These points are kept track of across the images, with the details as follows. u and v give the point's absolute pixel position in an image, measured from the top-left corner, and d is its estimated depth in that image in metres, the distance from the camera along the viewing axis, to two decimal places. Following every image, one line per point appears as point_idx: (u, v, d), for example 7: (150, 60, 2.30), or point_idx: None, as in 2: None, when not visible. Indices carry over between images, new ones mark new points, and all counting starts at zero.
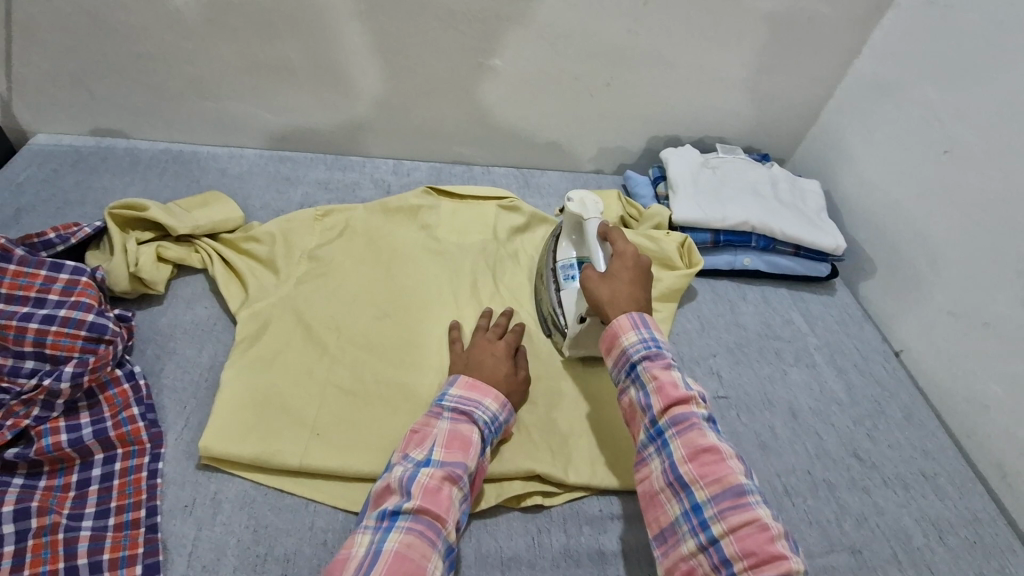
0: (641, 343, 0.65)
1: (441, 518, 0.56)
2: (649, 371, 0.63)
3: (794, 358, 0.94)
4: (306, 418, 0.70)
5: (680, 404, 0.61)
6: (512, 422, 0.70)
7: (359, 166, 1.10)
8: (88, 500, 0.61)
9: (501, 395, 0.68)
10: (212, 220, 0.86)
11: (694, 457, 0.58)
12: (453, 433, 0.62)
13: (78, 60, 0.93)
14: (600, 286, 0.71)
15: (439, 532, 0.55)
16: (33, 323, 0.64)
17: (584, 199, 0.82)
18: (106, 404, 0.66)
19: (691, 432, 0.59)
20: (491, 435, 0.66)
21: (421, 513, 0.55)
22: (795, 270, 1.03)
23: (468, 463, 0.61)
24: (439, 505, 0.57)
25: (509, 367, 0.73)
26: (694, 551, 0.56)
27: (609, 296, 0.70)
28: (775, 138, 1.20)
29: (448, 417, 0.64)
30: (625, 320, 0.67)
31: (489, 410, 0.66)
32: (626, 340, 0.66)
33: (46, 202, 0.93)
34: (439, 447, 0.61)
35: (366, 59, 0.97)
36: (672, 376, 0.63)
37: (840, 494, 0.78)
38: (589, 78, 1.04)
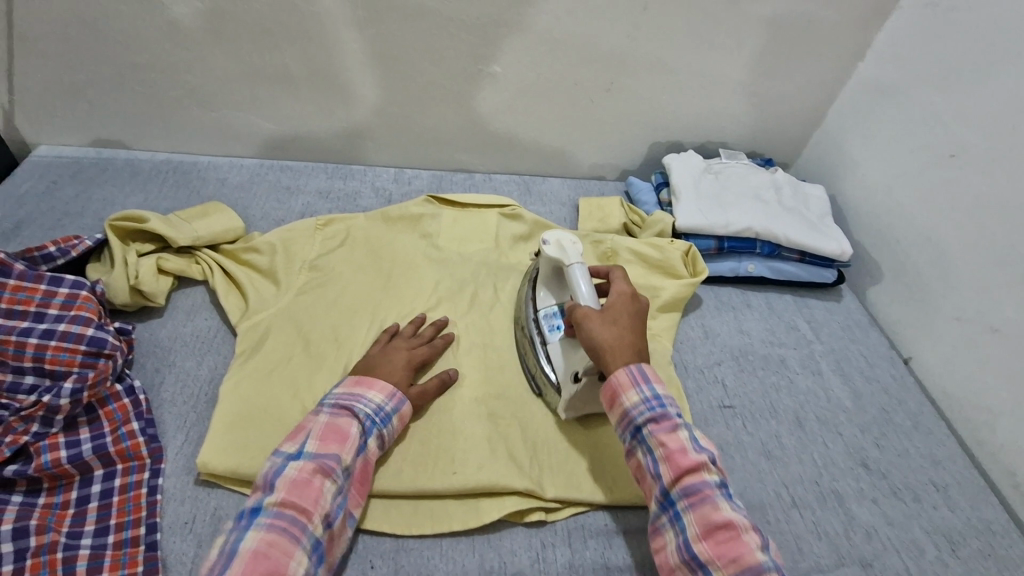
0: (653, 406, 0.63)
1: (309, 512, 0.56)
2: (655, 424, 0.62)
3: (800, 365, 0.92)
4: None
5: (693, 474, 0.60)
6: (408, 413, 0.70)
7: (360, 174, 1.10)
8: (87, 517, 0.60)
9: (388, 385, 0.69)
10: (213, 231, 0.86)
11: (681, 476, 0.60)
12: (328, 426, 0.62)
13: (78, 71, 0.93)
14: (602, 326, 0.68)
15: (303, 527, 0.55)
16: (33, 339, 0.64)
17: (560, 240, 0.75)
18: (105, 419, 0.65)
19: (705, 507, 0.57)
20: (377, 427, 0.66)
21: (283, 508, 0.55)
22: (799, 275, 1.02)
23: (343, 456, 0.61)
24: (305, 499, 0.57)
25: (406, 369, 0.73)
26: (680, 563, 0.58)
27: (611, 341, 0.67)
28: (779, 142, 1.19)
29: (326, 411, 0.64)
30: (624, 375, 0.65)
31: (372, 403, 0.66)
32: (636, 389, 0.64)
33: (46, 214, 0.93)
34: (313, 440, 0.61)
35: (366, 67, 0.97)
36: (682, 442, 0.61)
37: (849, 504, 0.77)
38: (590, 83, 1.04)
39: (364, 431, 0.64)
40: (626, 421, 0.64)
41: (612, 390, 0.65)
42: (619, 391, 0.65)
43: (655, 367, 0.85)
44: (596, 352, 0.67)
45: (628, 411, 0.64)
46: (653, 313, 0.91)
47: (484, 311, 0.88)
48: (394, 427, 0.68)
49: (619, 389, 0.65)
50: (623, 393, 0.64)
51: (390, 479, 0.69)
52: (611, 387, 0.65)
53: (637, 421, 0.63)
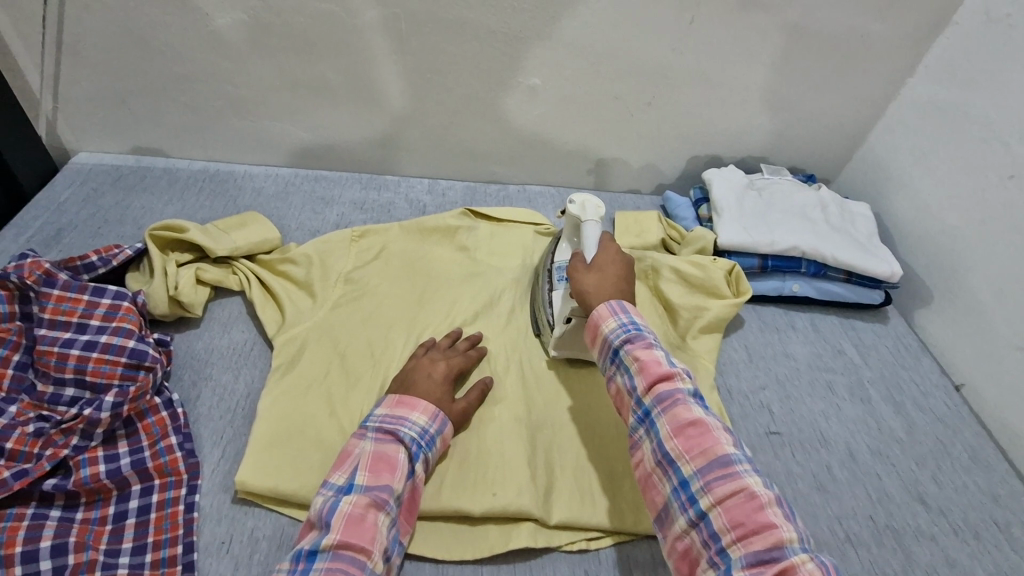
0: (629, 328, 0.64)
1: (367, 550, 0.55)
2: (631, 343, 0.63)
3: (848, 392, 0.89)
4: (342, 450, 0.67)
5: (666, 381, 0.60)
6: (450, 433, 0.69)
7: (395, 186, 1.09)
8: (124, 534, 0.59)
9: (429, 405, 0.67)
10: (251, 241, 0.85)
11: (680, 430, 0.57)
12: (377, 455, 0.61)
13: (122, 80, 0.94)
14: (585, 275, 0.72)
15: (363, 566, 0.54)
16: (75, 350, 0.64)
17: (586, 200, 0.79)
18: (143, 433, 0.64)
19: (676, 407, 0.58)
20: (423, 451, 0.65)
21: (341, 549, 0.54)
22: (846, 297, 0.99)
23: (395, 486, 0.60)
24: (362, 536, 0.56)
25: (445, 391, 0.70)
26: (687, 528, 0.54)
27: (594, 291, 0.70)
28: (822, 158, 1.16)
29: (371, 438, 0.63)
30: (603, 309, 0.67)
31: (417, 425, 0.65)
32: (615, 317, 0.66)
33: (86, 221, 0.93)
34: (363, 472, 0.60)
35: (404, 77, 0.96)
36: (654, 355, 0.62)
37: (907, 542, 0.73)
38: (630, 96, 1.02)
39: (412, 457, 0.63)
40: (606, 348, 0.65)
41: (593, 322, 0.67)
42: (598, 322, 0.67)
43: (699, 390, 0.83)
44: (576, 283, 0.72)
45: (607, 337, 0.65)
46: (694, 334, 0.89)
47: (522, 328, 0.86)
48: (438, 449, 0.67)
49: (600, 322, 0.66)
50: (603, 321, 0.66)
51: (428, 502, 0.67)
52: (591, 320, 0.68)
53: (614, 344, 0.64)
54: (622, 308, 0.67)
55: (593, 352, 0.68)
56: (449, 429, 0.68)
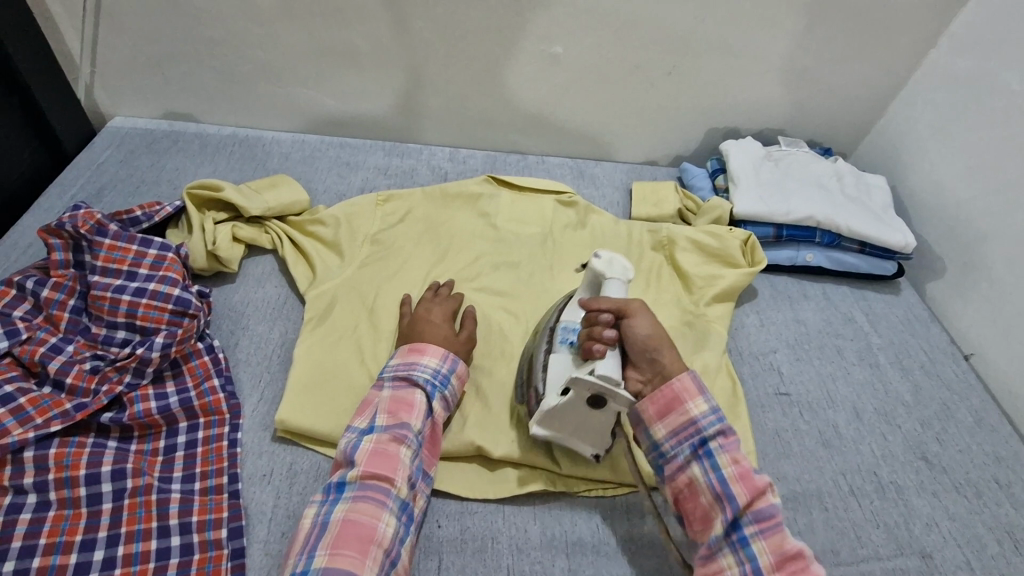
0: (719, 419, 0.62)
1: (391, 479, 0.60)
2: (722, 438, 0.62)
3: (856, 357, 0.91)
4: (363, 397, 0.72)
5: (762, 498, 0.59)
6: (464, 370, 0.72)
7: (417, 152, 1.11)
8: (175, 464, 0.63)
9: (439, 347, 0.70)
10: (282, 202, 0.89)
11: (742, 476, 0.59)
12: (394, 399, 0.65)
13: (157, 44, 0.97)
14: (646, 321, 0.66)
15: (387, 492, 0.59)
16: (126, 296, 0.68)
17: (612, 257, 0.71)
18: (188, 374, 0.69)
19: (776, 533, 0.57)
20: (439, 389, 0.68)
21: (367, 479, 0.59)
22: (858, 267, 1.01)
23: (413, 423, 0.64)
24: (385, 466, 0.60)
25: (446, 329, 0.74)
26: (732, 567, 0.57)
27: (649, 336, 0.65)
28: (841, 131, 1.16)
29: (388, 385, 0.67)
30: (692, 386, 0.64)
31: (429, 368, 0.68)
32: (704, 398, 0.63)
33: (124, 181, 0.96)
34: (383, 414, 0.64)
35: (430, 45, 0.98)
36: (747, 462, 0.61)
37: (909, 496, 0.76)
38: (651, 67, 1.03)
39: (429, 397, 0.67)
40: (688, 426, 0.62)
41: (675, 394, 0.63)
42: (682, 396, 0.63)
43: (710, 351, 0.86)
44: (637, 344, 0.65)
45: (693, 417, 0.62)
46: (708, 301, 0.91)
47: (540, 290, 0.89)
48: (455, 386, 0.70)
49: (685, 396, 0.63)
50: (690, 400, 0.63)
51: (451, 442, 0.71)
52: (674, 390, 0.63)
53: (705, 432, 0.62)
54: (701, 386, 0.64)
55: (659, 425, 0.63)
56: (462, 365, 0.71)
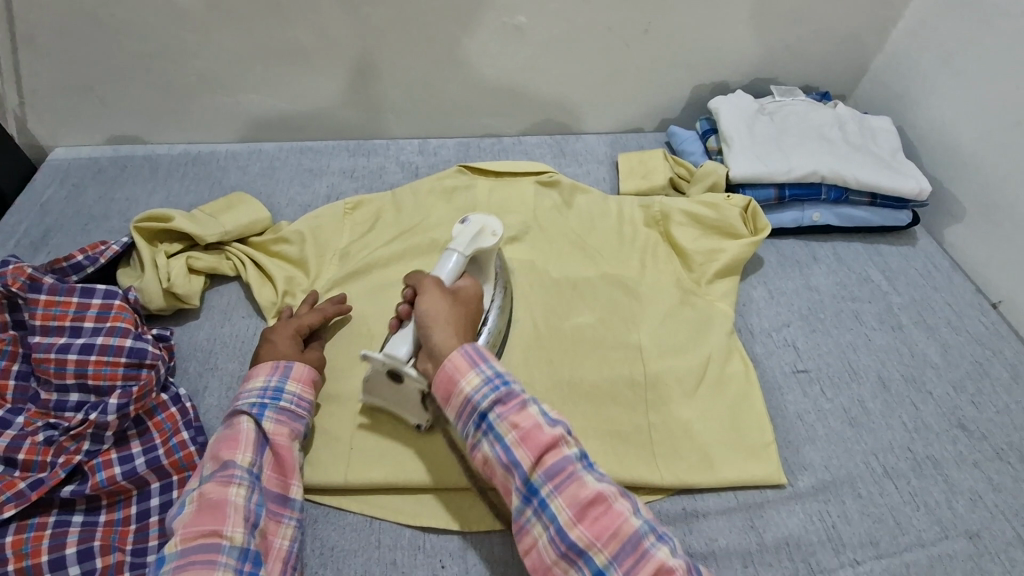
0: (495, 385, 0.58)
1: (218, 531, 0.52)
2: (502, 405, 0.57)
3: (877, 320, 0.85)
4: (343, 435, 0.68)
5: (552, 451, 0.56)
6: (309, 374, 0.65)
7: (384, 149, 1.03)
8: (149, 532, 0.58)
9: (268, 361, 0.64)
10: (240, 223, 0.81)
11: (583, 516, 0.54)
12: (219, 439, 0.58)
13: (83, 66, 0.88)
14: (437, 298, 0.63)
15: (213, 548, 0.51)
16: (72, 355, 0.62)
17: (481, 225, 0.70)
18: (155, 430, 0.63)
19: (571, 485, 0.54)
20: (271, 407, 0.61)
21: (189, 542, 0.51)
22: (870, 221, 0.93)
23: (239, 458, 0.56)
24: (208, 519, 0.53)
25: (292, 345, 0.67)
26: None
27: (433, 317, 0.62)
28: (839, 72, 1.07)
29: (217, 427, 0.60)
30: (461, 360, 0.59)
31: (254, 389, 0.62)
32: (475, 370, 0.59)
33: (73, 219, 0.90)
34: (206, 460, 0.57)
35: (379, 30, 0.89)
36: (534, 418, 0.57)
37: (947, 470, 0.71)
38: (625, 26, 0.94)
39: (257, 420, 0.60)
40: (470, 412, 0.58)
41: (448, 375, 0.59)
42: (455, 375, 0.59)
43: (718, 333, 0.79)
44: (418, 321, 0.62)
45: (468, 395, 0.58)
46: (711, 278, 0.84)
47: (528, 287, 0.83)
48: (296, 394, 0.63)
49: (456, 374, 0.58)
50: (461, 376, 0.58)
51: (446, 471, 0.66)
52: (448, 371, 0.59)
53: (482, 406, 0.57)
54: (478, 356, 0.59)
55: (449, 412, 0.60)
56: (303, 369, 0.64)
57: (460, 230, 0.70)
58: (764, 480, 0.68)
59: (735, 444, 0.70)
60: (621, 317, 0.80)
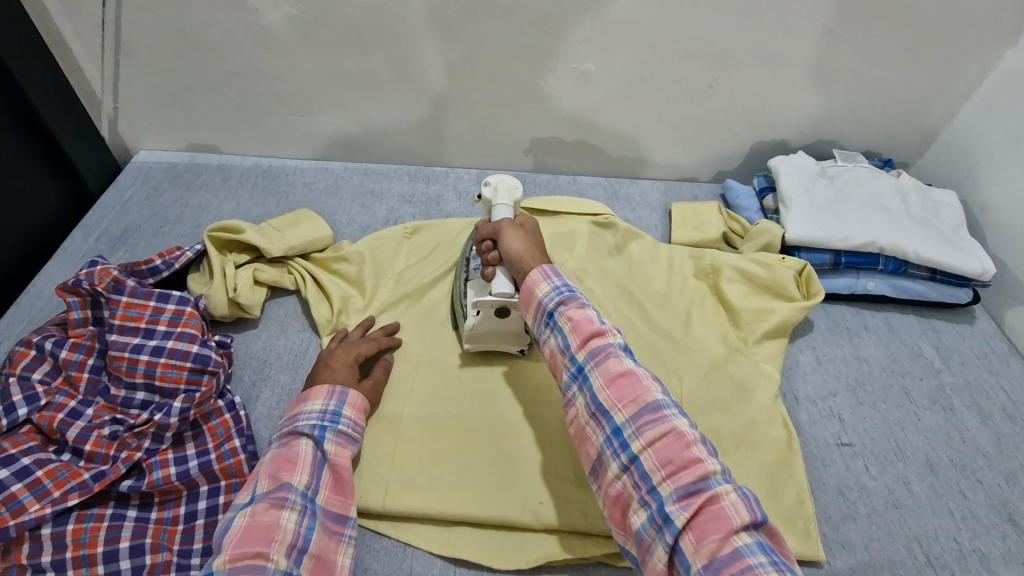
0: (561, 290, 0.63)
1: (265, 552, 0.52)
2: (565, 305, 0.62)
3: (927, 400, 0.82)
4: (383, 459, 0.70)
5: (598, 337, 0.60)
6: (361, 399, 0.68)
7: (443, 177, 1.07)
8: (195, 534, 0.60)
9: (324, 385, 0.67)
10: (304, 240, 0.85)
11: (612, 382, 0.56)
12: (277, 459, 0.60)
13: (176, 78, 0.94)
14: (516, 237, 0.70)
15: (260, 569, 0.51)
16: (144, 355, 0.65)
17: (500, 182, 0.77)
18: (209, 434, 0.66)
19: (607, 361, 0.58)
20: (329, 429, 0.64)
21: (237, 561, 0.52)
22: (927, 295, 0.91)
23: (296, 480, 0.58)
24: (257, 540, 0.53)
25: (349, 372, 0.70)
26: (619, 474, 0.55)
27: (524, 251, 0.69)
28: (904, 140, 1.06)
29: (275, 446, 0.62)
30: (536, 273, 0.65)
31: (314, 410, 0.65)
32: (547, 281, 0.64)
33: (149, 221, 0.95)
34: (263, 479, 0.59)
35: (454, 67, 0.93)
36: (587, 314, 0.61)
37: (994, 567, 0.68)
38: (691, 80, 0.95)
39: (317, 442, 0.62)
40: (539, 311, 0.64)
41: (526, 287, 0.65)
42: (531, 287, 0.65)
43: (763, 396, 0.78)
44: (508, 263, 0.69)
45: (539, 300, 0.64)
46: (759, 338, 0.84)
47: None
48: (350, 420, 0.66)
49: (533, 285, 0.65)
50: (535, 286, 0.65)
51: (479, 506, 0.67)
52: (526, 285, 0.66)
53: (548, 306, 0.63)
54: (550, 269, 0.65)
55: (527, 318, 0.66)
56: (355, 395, 0.68)
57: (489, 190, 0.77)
58: (800, 556, 0.67)
59: (773, 514, 0.69)
60: (664, 368, 0.80)
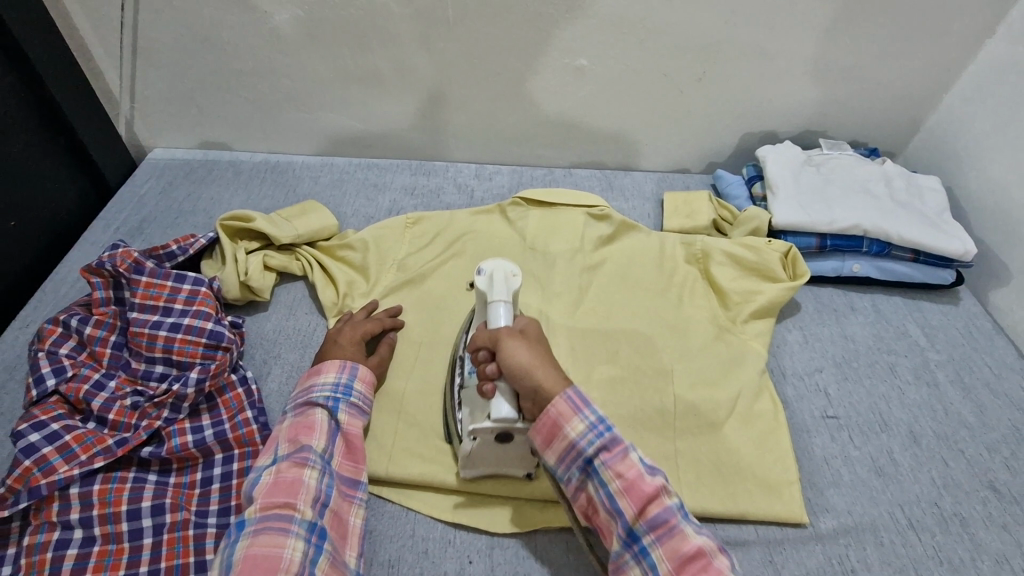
0: (600, 432, 0.60)
1: (291, 504, 0.58)
2: (607, 453, 0.60)
3: (912, 375, 0.85)
4: (387, 431, 0.74)
5: (654, 503, 0.58)
6: (370, 374, 0.72)
7: (443, 170, 1.11)
8: (211, 497, 0.65)
9: (335, 360, 0.71)
10: (311, 228, 0.89)
11: (680, 567, 0.56)
12: (295, 425, 0.65)
13: (190, 78, 0.99)
14: (522, 349, 0.63)
15: (288, 518, 0.57)
16: (162, 332, 0.70)
17: (494, 272, 0.69)
18: (223, 406, 0.70)
19: (672, 539, 0.57)
20: (342, 400, 0.68)
21: (268, 511, 0.57)
22: (911, 276, 0.94)
23: (315, 444, 0.63)
24: (284, 494, 0.58)
25: (358, 348, 0.74)
26: None
27: (530, 365, 0.62)
28: (889, 129, 1.09)
29: (292, 415, 0.67)
30: (564, 405, 0.61)
31: (328, 382, 0.69)
32: (579, 416, 0.61)
33: (164, 214, 1.00)
34: (284, 443, 0.64)
35: (453, 64, 0.97)
36: (636, 468, 0.59)
37: (974, 530, 0.71)
38: (681, 73, 0.99)
39: (331, 412, 0.67)
40: (574, 454, 0.61)
41: (552, 420, 0.61)
42: (560, 421, 0.61)
43: (750, 372, 0.82)
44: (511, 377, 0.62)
45: (572, 440, 0.60)
46: (747, 317, 0.87)
47: (569, 311, 0.87)
48: (361, 392, 0.70)
49: (562, 420, 0.61)
50: (567, 422, 0.61)
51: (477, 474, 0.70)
52: (552, 417, 0.61)
53: (586, 452, 0.60)
54: (582, 400, 0.61)
55: (549, 454, 0.62)
56: (365, 369, 0.71)
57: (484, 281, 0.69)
58: (784, 519, 0.70)
59: (758, 480, 0.72)
60: (656, 347, 0.84)
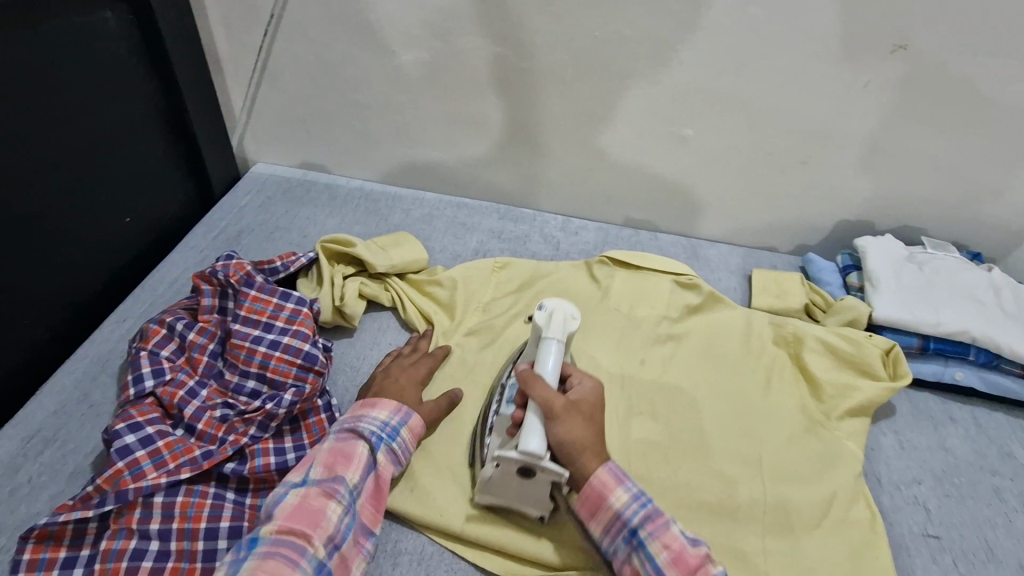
0: (643, 501, 0.60)
1: (308, 536, 0.56)
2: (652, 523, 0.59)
3: (1020, 503, 0.79)
4: (464, 484, 0.71)
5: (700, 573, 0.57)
6: (418, 425, 0.70)
7: (530, 219, 1.12)
8: None
9: (392, 401, 0.69)
10: (405, 261, 0.90)
11: None
12: (335, 451, 0.63)
13: (307, 103, 1.03)
14: (582, 424, 0.63)
15: (302, 550, 0.55)
16: (261, 347, 0.70)
17: (556, 311, 0.70)
18: (306, 431, 0.68)
19: None
20: (386, 441, 0.66)
21: (283, 534, 0.55)
22: (1019, 393, 0.89)
23: (351, 477, 0.61)
24: (303, 522, 0.56)
25: (414, 392, 0.73)
26: None
27: (581, 441, 0.62)
28: (994, 236, 1.06)
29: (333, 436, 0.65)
30: (608, 477, 0.61)
31: (377, 420, 0.67)
32: (622, 487, 0.61)
33: (261, 227, 1.02)
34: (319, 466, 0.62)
35: (560, 120, 0.99)
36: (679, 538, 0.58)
37: None
38: (785, 155, 0.99)
39: (373, 448, 0.65)
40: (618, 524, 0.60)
41: (596, 491, 0.61)
42: (602, 492, 0.61)
43: (847, 473, 0.77)
44: (562, 445, 0.62)
45: (617, 510, 0.60)
46: (841, 415, 0.82)
47: (654, 380, 0.85)
48: (405, 439, 0.68)
49: (605, 491, 0.61)
50: (610, 493, 0.61)
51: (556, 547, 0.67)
52: (594, 489, 0.61)
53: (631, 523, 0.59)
54: (621, 474, 0.62)
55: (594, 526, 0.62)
56: (416, 420, 0.69)
57: (546, 318, 0.70)
58: None
59: None
60: (745, 433, 0.80)
